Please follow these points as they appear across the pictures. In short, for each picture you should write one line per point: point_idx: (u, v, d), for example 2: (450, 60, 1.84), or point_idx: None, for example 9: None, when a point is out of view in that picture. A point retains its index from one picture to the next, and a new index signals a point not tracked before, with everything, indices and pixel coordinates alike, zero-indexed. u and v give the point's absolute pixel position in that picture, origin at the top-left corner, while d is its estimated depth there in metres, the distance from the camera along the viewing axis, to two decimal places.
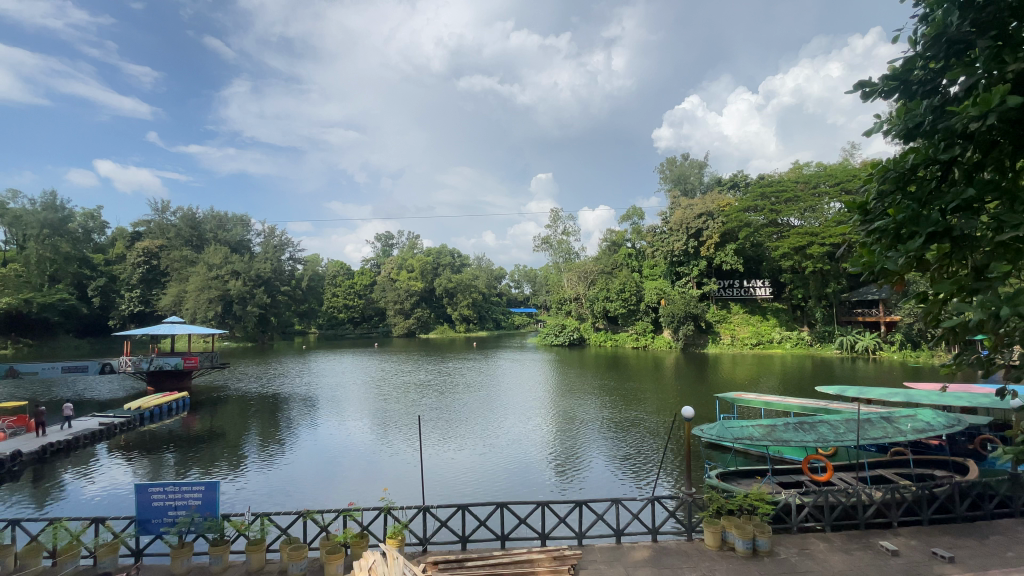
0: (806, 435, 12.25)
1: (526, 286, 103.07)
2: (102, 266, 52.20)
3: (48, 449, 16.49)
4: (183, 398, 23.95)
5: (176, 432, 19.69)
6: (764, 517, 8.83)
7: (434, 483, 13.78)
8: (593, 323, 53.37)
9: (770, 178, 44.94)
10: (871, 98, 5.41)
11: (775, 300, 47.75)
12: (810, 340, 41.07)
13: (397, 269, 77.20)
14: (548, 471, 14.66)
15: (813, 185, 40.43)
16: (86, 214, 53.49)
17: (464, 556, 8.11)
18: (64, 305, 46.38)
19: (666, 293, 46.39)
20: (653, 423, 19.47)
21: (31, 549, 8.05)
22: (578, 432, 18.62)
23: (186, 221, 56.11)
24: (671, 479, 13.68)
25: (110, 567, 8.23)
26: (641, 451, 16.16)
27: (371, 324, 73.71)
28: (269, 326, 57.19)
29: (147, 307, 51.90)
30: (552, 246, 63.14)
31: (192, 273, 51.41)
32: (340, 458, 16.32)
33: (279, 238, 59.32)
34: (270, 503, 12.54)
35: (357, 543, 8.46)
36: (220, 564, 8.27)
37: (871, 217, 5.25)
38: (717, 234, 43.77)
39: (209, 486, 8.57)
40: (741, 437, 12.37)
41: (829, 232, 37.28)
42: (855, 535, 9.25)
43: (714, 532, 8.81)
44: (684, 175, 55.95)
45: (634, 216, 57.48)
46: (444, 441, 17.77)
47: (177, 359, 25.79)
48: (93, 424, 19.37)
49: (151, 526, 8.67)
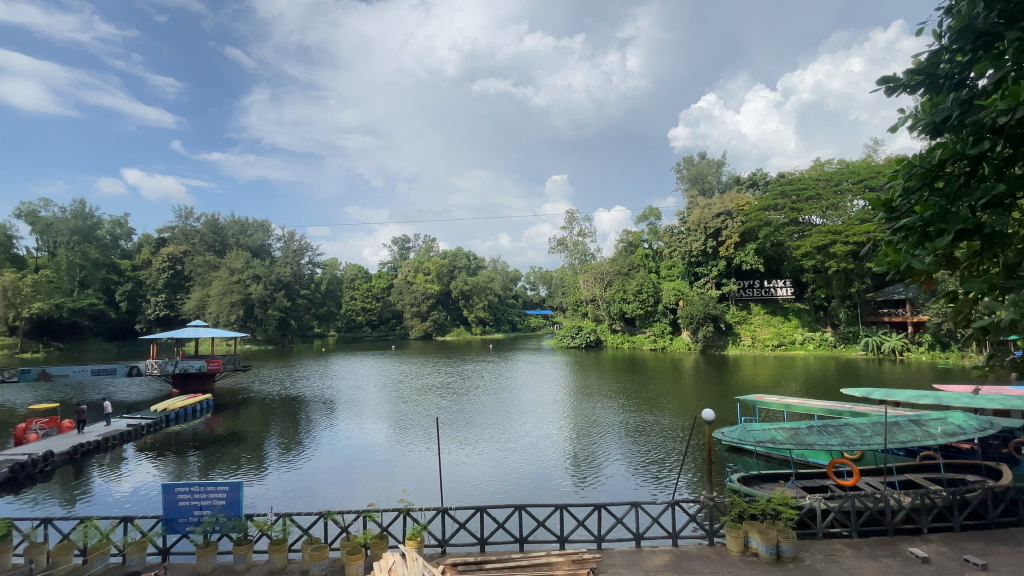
0: (831, 439, 11.95)
1: (541, 288, 102.75)
2: (128, 272, 53.52)
3: (79, 449, 17.03)
4: (208, 400, 24.57)
5: (200, 433, 20.20)
6: (788, 523, 8.59)
7: (453, 483, 13.96)
8: (611, 324, 52.94)
9: (791, 176, 44.01)
10: (895, 93, 5.33)
11: (796, 300, 46.97)
12: (833, 341, 40.24)
13: (413, 272, 77.87)
14: (566, 471, 14.75)
15: (835, 182, 39.47)
16: (114, 221, 55.48)
17: (482, 559, 8.13)
18: (93, 310, 47.90)
19: (684, 293, 46.11)
20: (672, 426, 19.35)
21: (62, 547, 8.29)
22: (595, 434, 18.65)
23: (210, 227, 57.14)
24: (691, 482, 13.58)
25: (139, 565, 8.43)
26: (660, 453, 16.11)
27: (389, 326, 74.37)
28: (289, 330, 58.01)
29: (171, 312, 53.11)
30: (567, 248, 62.67)
31: (215, 277, 52.35)
32: (360, 458, 16.63)
33: (299, 243, 60.23)
34: (293, 503, 12.81)
35: (377, 544, 8.55)
36: (243, 563, 8.41)
37: (896, 215, 5.12)
38: (737, 233, 43.17)
39: (233, 486, 8.73)
40: (764, 440, 12.11)
41: (854, 230, 36.30)
42: (884, 542, 8.98)
43: (736, 537, 8.65)
44: (702, 174, 55.16)
45: (650, 216, 56.88)
46: (461, 442, 17.98)
47: (201, 361, 26.38)
48: (122, 425, 19.92)
49: (178, 526, 8.85)
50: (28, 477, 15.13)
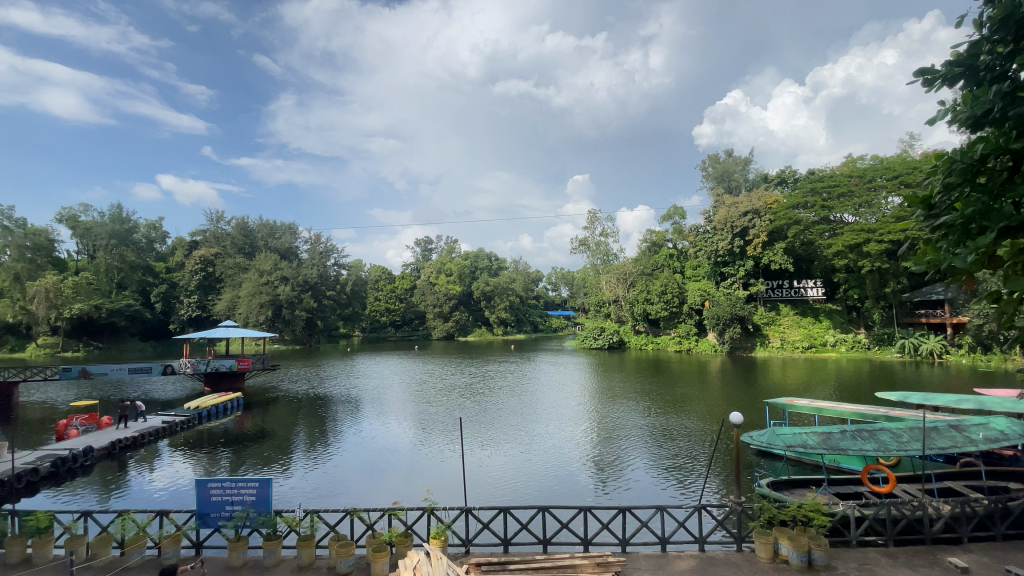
0: (865, 444, 11.54)
1: (563, 289, 102.33)
2: (163, 274, 55.38)
3: (116, 445, 17.71)
4: (237, 398, 25.19)
5: (230, 431, 20.70)
6: (820, 529, 8.33)
7: (476, 483, 14.00)
8: (634, 325, 52.36)
9: (822, 173, 42.79)
10: (934, 86, 5.11)
11: (828, 300, 45.69)
12: (867, 343, 38.90)
13: (436, 273, 78.58)
14: (589, 473, 14.68)
15: (868, 179, 38.00)
16: (149, 225, 57.56)
17: (506, 559, 8.14)
18: (130, 311, 49.77)
19: (710, 294, 45.34)
20: (698, 429, 19.00)
21: (102, 539, 8.67)
22: (619, 436, 18.43)
23: (240, 229, 58.62)
24: (719, 487, 13.30)
25: (173, 557, 8.70)
26: (687, 457, 15.85)
27: (412, 327, 75.18)
28: (315, 330, 59.24)
29: (203, 312, 54.68)
30: (589, 248, 62.13)
31: (244, 279, 53.76)
32: (383, 457, 16.79)
33: (325, 245, 61.32)
34: (319, 500, 13.02)
35: (402, 542, 8.61)
36: (273, 557, 8.62)
37: (935, 212, 4.91)
38: (765, 232, 42.29)
39: (263, 483, 8.93)
40: (793, 445, 11.82)
41: (889, 227, 35.01)
42: (921, 551, 8.63)
43: (765, 543, 8.44)
44: (729, 172, 54.05)
45: (675, 215, 56.02)
46: (484, 442, 18.09)
47: (231, 360, 27.10)
48: (157, 422, 20.62)
49: (211, 520, 9.10)
50: (69, 471, 15.78)
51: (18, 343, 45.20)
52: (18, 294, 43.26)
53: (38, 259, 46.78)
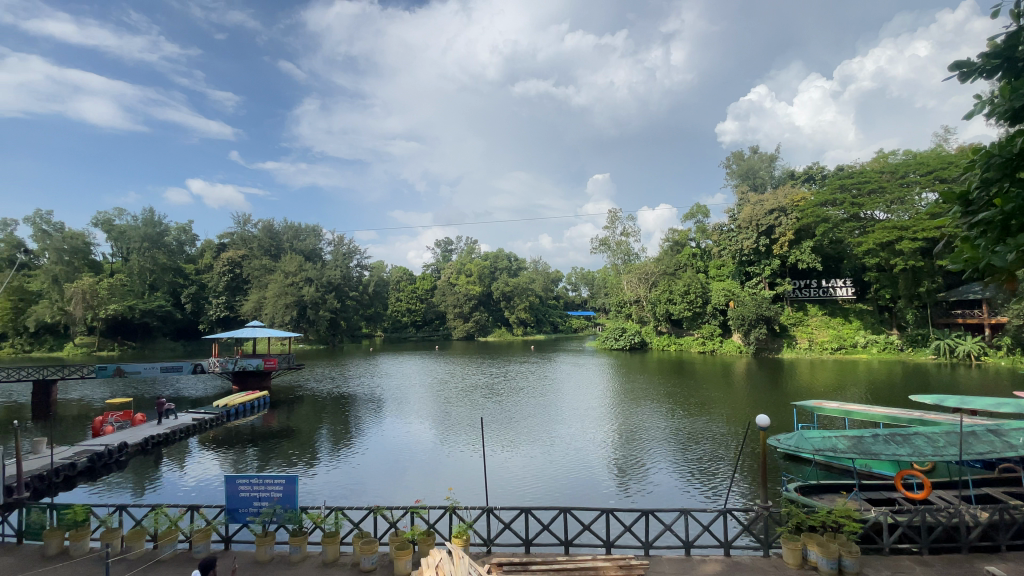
0: (898, 449, 11.14)
1: (583, 289, 101.73)
2: (192, 275, 56.95)
3: (150, 441, 18.33)
4: (264, 397, 25.75)
5: (257, 429, 21.20)
6: (851, 536, 8.04)
7: (497, 483, 14.05)
8: (656, 326, 51.67)
9: (851, 169, 41.60)
10: (970, 79, 4.92)
11: (858, 300, 44.36)
12: (900, 344, 37.65)
13: (456, 274, 79.08)
14: (611, 475, 14.58)
15: (900, 174, 36.71)
16: (179, 228, 59.28)
17: (528, 559, 8.13)
18: (161, 311, 51.43)
19: (735, 293, 44.52)
20: (722, 432, 18.66)
21: (135, 532, 8.94)
22: (641, 439, 18.23)
23: (266, 232, 59.75)
24: (744, 492, 13.05)
25: (203, 552, 8.94)
26: (710, 460, 15.60)
27: (433, 327, 75.81)
28: (339, 330, 60.27)
29: (231, 312, 56.09)
30: (610, 247, 61.55)
31: (270, 280, 55.04)
32: (405, 457, 16.95)
33: (348, 246, 62.20)
34: (344, 497, 13.24)
35: (424, 540, 8.66)
36: (298, 553, 8.79)
37: (973, 208, 4.71)
38: (791, 230, 41.41)
39: (289, 480, 9.12)
40: (823, 449, 11.51)
41: (922, 224, 33.77)
42: (957, 560, 8.32)
43: (794, 549, 8.24)
44: (754, 169, 52.97)
45: (698, 214, 55.18)
46: (504, 443, 18.15)
47: (258, 360, 27.74)
48: (188, 419, 21.27)
49: (239, 515, 9.32)
50: (104, 466, 16.40)
51: (56, 343, 47.16)
52: (56, 295, 45.17)
53: (75, 262, 48.75)
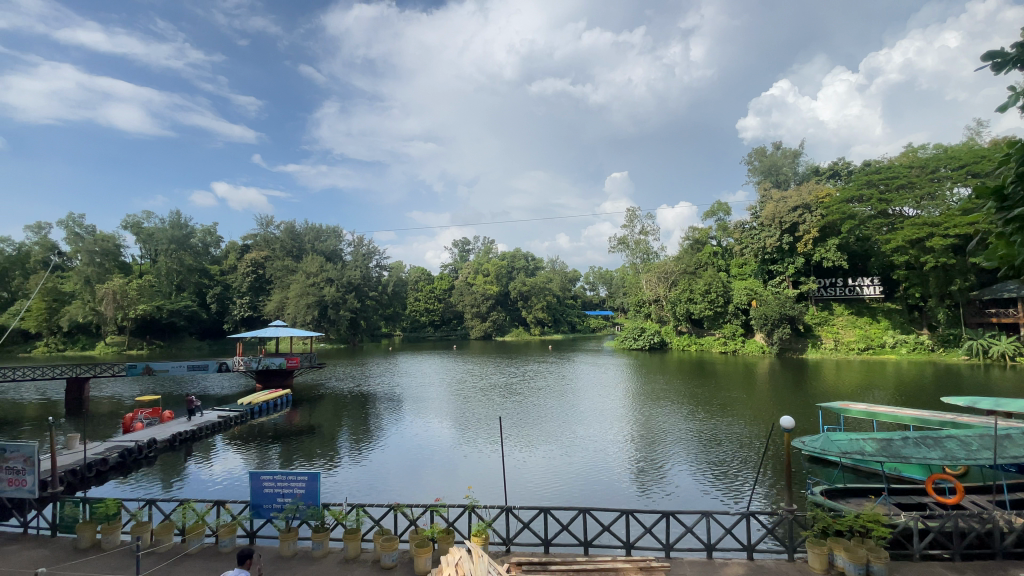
0: (930, 452, 10.78)
1: (601, 288, 101.04)
2: (217, 276, 58.29)
3: (177, 438, 18.86)
4: (286, 395, 26.26)
5: (280, 426, 21.63)
6: (879, 541, 7.82)
7: (516, 482, 14.10)
8: (676, 326, 50.98)
9: (879, 164, 40.50)
10: (1006, 69, 4.70)
11: (886, 299, 43.13)
12: (931, 344, 36.47)
13: (473, 274, 79.48)
14: (630, 477, 14.42)
15: (931, 169, 35.58)
16: (205, 230, 60.81)
17: (547, 559, 8.11)
18: (188, 311, 52.83)
19: (758, 293, 43.72)
20: (745, 434, 18.32)
21: (165, 526, 9.21)
22: (661, 440, 18.04)
23: (288, 233, 60.80)
24: (768, 494, 12.83)
25: (229, 546, 9.16)
26: (733, 462, 15.36)
27: (450, 326, 76.16)
28: (359, 329, 61.07)
29: (255, 312, 57.24)
30: (629, 246, 60.98)
31: (292, 280, 56.09)
32: (424, 455, 17.07)
33: (367, 247, 62.92)
34: (364, 494, 13.43)
35: (444, 539, 8.71)
36: (321, 549, 8.92)
37: (1010, 204, 4.48)
38: (816, 228, 40.50)
39: (312, 477, 9.28)
40: (849, 452, 11.22)
41: (954, 220, 32.63)
42: (992, 567, 8.03)
43: (820, 554, 8.03)
44: (777, 165, 51.92)
45: (719, 212, 54.30)
46: (523, 442, 18.16)
47: (281, 358, 28.28)
48: (214, 416, 21.81)
49: (263, 511, 9.50)
50: (134, 462, 16.94)
51: (89, 342, 48.83)
52: (88, 295, 46.81)
53: (106, 263, 50.43)
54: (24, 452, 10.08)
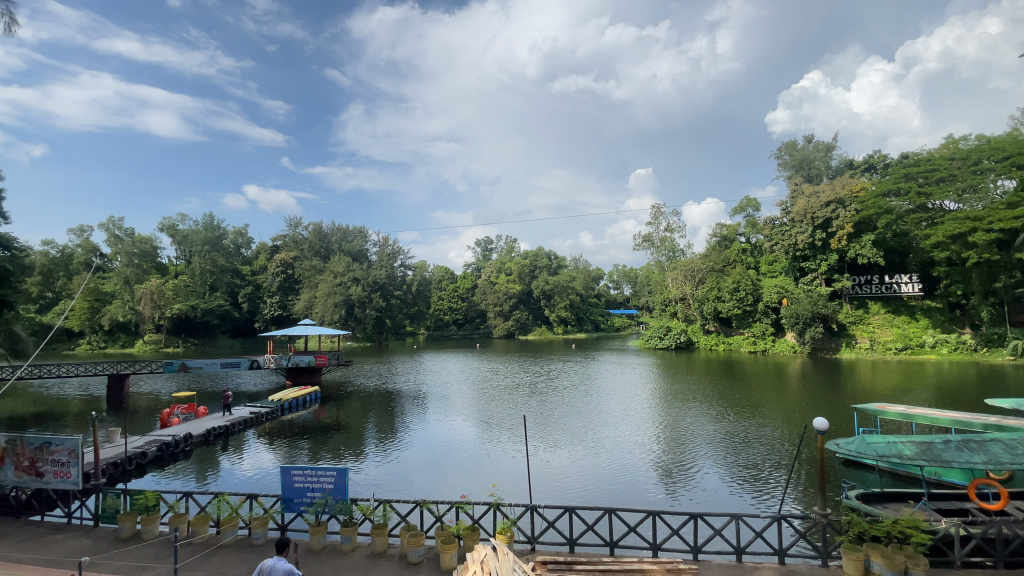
0: (972, 456, 10.29)
1: (625, 287, 100.01)
2: (248, 276, 60.00)
3: (212, 433, 19.52)
4: (315, 392, 26.90)
5: (309, 422, 22.14)
6: (919, 548, 7.51)
7: (540, 482, 14.11)
8: (703, 325, 49.99)
9: (917, 156, 38.90)
10: None
11: (926, 297, 41.61)
12: (974, 344, 34.81)
13: (496, 274, 79.90)
14: (657, 478, 14.29)
15: (973, 161, 34.01)
16: (237, 231, 62.74)
17: (572, 559, 8.06)
18: (220, 310, 54.58)
19: (788, 291, 42.62)
20: (775, 436, 17.88)
21: (201, 518, 9.55)
22: (688, 442, 17.75)
23: (316, 234, 62.13)
24: (799, 498, 12.50)
25: (262, 538, 9.40)
26: (762, 464, 15.03)
27: (474, 325, 76.57)
28: (384, 328, 61.94)
29: (284, 312, 58.60)
30: (654, 244, 60.09)
31: (320, 280, 57.28)
32: (448, 453, 17.24)
33: (392, 247, 63.68)
34: (390, 490, 13.67)
35: (469, 536, 8.75)
36: (349, 543, 9.11)
37: None
38: (850, 223, 39.28)
39: (340, 472, 9.48)
40: (887, 455, 10.86)
41: (999, 214, 31.02)
42: None
43: (855, 560, 7.75)
44: (808, 159, 50.42)
45: (748, 207, 53.07)
46: (547, 442, 18.13)
47: (310, 356, 28.89)
48: (246, 412, 22.49)
49: (294, 505, 9.73)
50: (172, 455, 17.61)
51: (128, 340, 51.01)
52: (128, 295, 48.94)
53: (144, 264, 52.59)
54: (69, 445, 10.58)
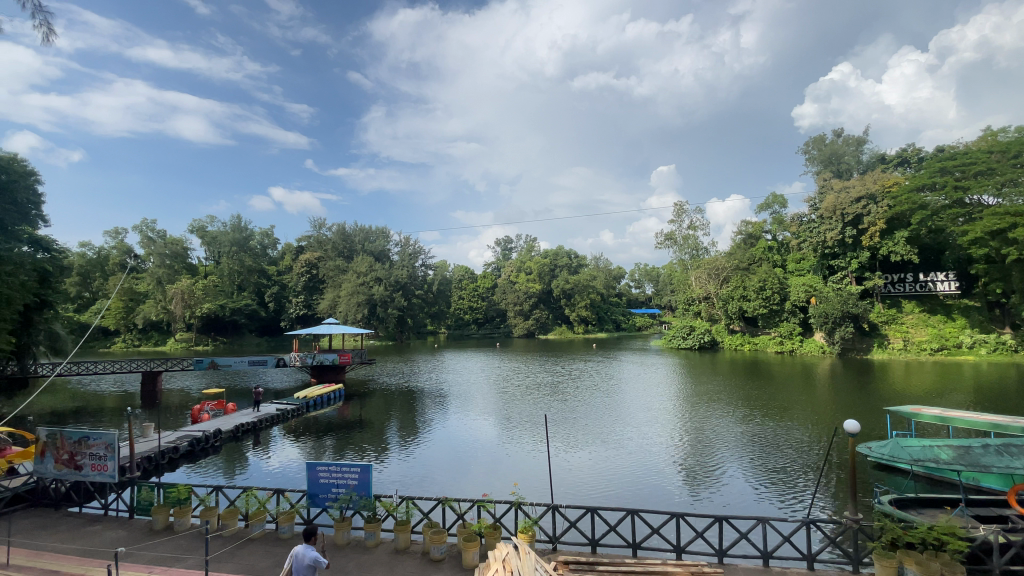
0: (1014, 461, 9.85)
1: (647, 285, 98.94)
2: (274, 276, 61.31)
3: (240, 429, 20.05)
4: (339, 390, 27.42)
5: (334, 419, 22.55)
6: (955, 556, 7.22)
7: (562, 481, 14.12)
8: (728, 325, 49.01)
9: (954, 149, 37.46)
10: None
11: (963, 295, 40.27)
12: (1014, 345, 33.37)
13: (516, 273, 79.96)
14: (680, 480, 14.15)
15: (1013, 153, 32.61)
16: (263, 232, 64.25)
17: (594, 559, 8.02)
18: (248, 309, 55.99)
19: (817, 289, 41.54)
20: (804, 439, 17.49)
21: (230, 512, 9.82)
22: (713, 443, 17.53)
23: (340, 234, 63.14)
24: (828, 502, 12.24)
25: (288, 532, 9.62)
26: (789, 467, 14.76)
27: (494, 324, 76.79)
28: (406, 327, 62.61)
29: (309, 311, 59.73)
30: (677, 242, 59.07)
31: (343, 280, 58.22)
32: (470, 451, 17.36)
33: (413, 247, 64.28)
34: (413, 487, 13.84)
35: (491, 534, 8.80)
36: (373, 539, 9.26)
37: None
38: (882, 219, 38.13)
39: (364, 468, 9.63)
40: (922, 460, 10.52)
41: None
42: None
43: (888, 566, 7.49)
44: (838, 154, 48.96)
45: (774, 204, 51.90)
46: (569, 442, 18.09)
47: (334, 354, 29.35)
48: (273, 409, 22.98)
49: (319, 500, 9.91)
50: (202, 450, 18.14)
51: (160, 338, 52.71)
52: (160, 295, 50.58)
53: (175, 265, 54.38)
54: (104, 440, 10.97)
